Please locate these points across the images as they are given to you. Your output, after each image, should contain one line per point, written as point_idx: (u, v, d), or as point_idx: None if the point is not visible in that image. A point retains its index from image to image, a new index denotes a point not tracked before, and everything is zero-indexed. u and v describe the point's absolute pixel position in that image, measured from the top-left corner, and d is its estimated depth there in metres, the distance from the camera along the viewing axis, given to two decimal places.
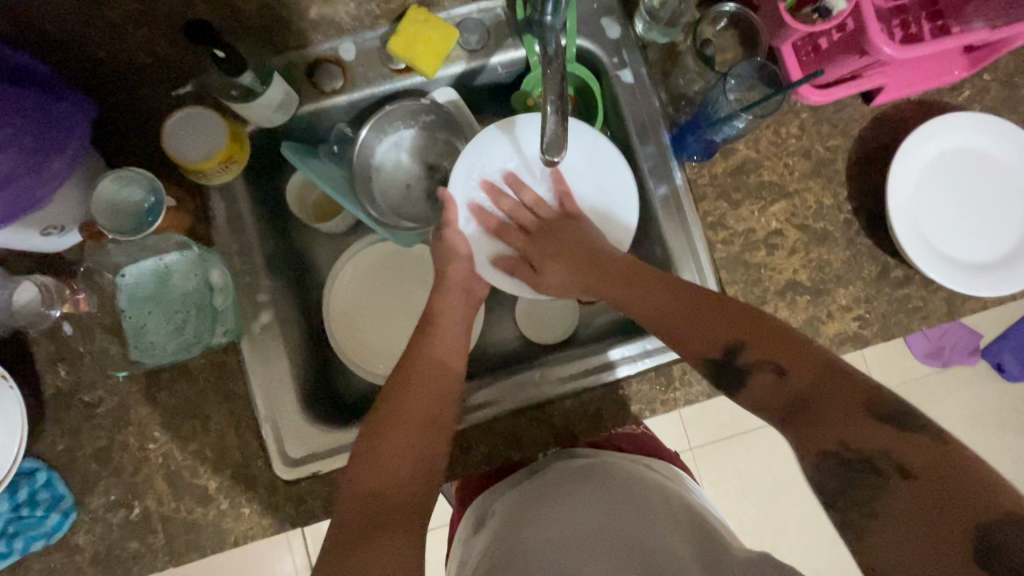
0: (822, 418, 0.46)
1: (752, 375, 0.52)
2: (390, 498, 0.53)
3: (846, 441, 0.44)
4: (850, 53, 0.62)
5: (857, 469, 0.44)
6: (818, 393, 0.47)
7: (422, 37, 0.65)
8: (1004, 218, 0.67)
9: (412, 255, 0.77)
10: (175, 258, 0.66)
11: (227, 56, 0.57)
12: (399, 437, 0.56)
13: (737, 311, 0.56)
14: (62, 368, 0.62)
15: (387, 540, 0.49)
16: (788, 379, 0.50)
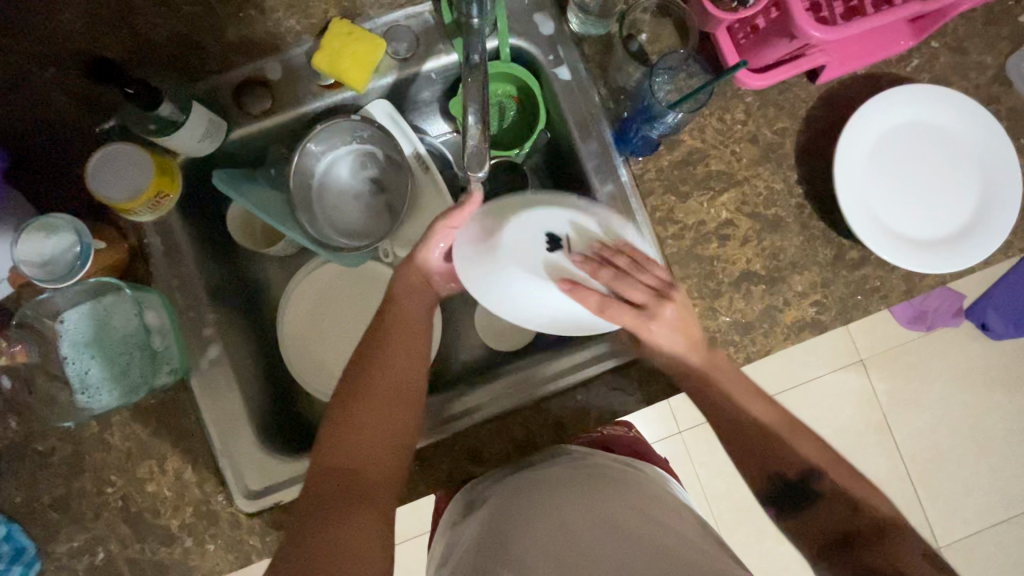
0: (849, 485, 0.54)
1: (823, 476, 0.54)
2: (368, 473, 0.53)
3: (859, 511, 0.52)
4: (782, 37, 0.59)
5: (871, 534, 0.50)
6: (837, 473, 0.54)
7: (347, 50, 0.63)
8: (959, 189, 0.66)
9: (364, 273, 0.75)
10: (111, 300, 0.64)
11: (136, 92, 0.55)
12: (372, 415, 0.55)
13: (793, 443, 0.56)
14: (12, 419, 0.61)
15: (364, 517, 0.50)
16: (857, 515, 0.52)
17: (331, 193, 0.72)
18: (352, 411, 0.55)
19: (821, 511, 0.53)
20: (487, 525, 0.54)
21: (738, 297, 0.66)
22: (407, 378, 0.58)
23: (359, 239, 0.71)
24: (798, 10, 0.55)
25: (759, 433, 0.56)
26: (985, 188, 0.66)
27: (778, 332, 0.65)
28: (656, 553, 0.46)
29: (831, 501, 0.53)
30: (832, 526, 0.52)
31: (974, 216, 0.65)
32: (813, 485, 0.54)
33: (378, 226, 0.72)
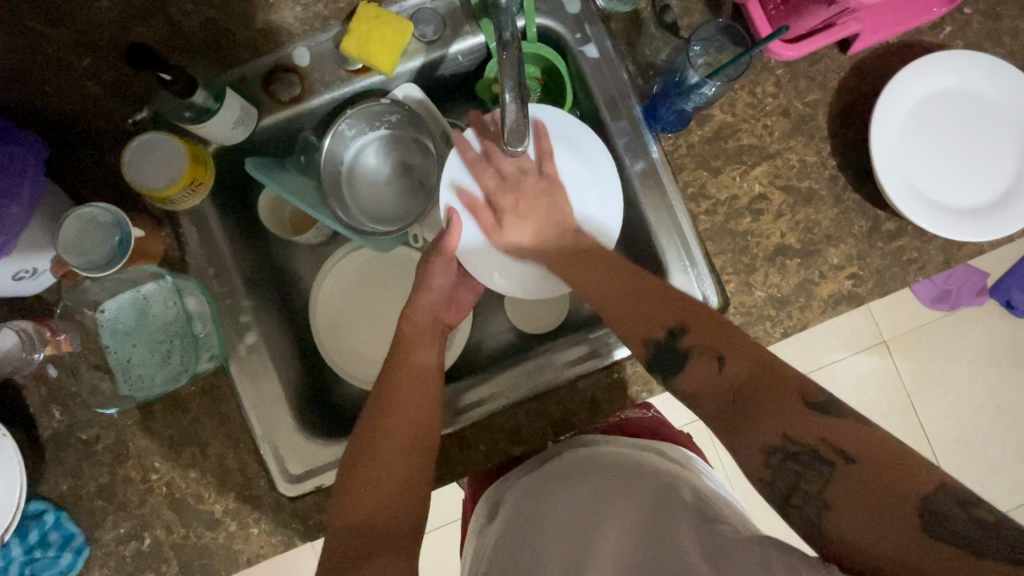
0: (763, 409, 0.44)
1: (693, 359, 0.49)
2: (389, 527, 0.51)
3: (789, 433, 0.42)
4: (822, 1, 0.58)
5: (802, 461, 0.41)
6: (751, 389, 0.45)
7: (375, 33, 0.63)
8: (997, 156, 0.65)
9: (394, 259, 0.76)
10: (152, 288, 0.64)
11: (173, 78, 0.56)
12: (381, 466, 0.53)
13: (678, 295, 0.54)
14: (56, 410, 0.62)
15: (389, 562, 0.48)
16: (735, 369, 0.47)
17: (360, 178, 0.72)
18: (357, 470, 0.53)
19: (698, 367, 0.49)
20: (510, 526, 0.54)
21: (773, 271, 0.66)
22: (405, 423, 0.56)
23: (387, 223, 0.71)
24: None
25: (671, 302, 0.54)
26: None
27: (815, 305, 0.65)
28: (674, 555, 0.43)
29: (699, 360, 0.49)
30: (712, 392, 0.47)
31: (1014, 182, 0.64)
32: (679, 346, 0.50)
33: (407, 211, 0.72)
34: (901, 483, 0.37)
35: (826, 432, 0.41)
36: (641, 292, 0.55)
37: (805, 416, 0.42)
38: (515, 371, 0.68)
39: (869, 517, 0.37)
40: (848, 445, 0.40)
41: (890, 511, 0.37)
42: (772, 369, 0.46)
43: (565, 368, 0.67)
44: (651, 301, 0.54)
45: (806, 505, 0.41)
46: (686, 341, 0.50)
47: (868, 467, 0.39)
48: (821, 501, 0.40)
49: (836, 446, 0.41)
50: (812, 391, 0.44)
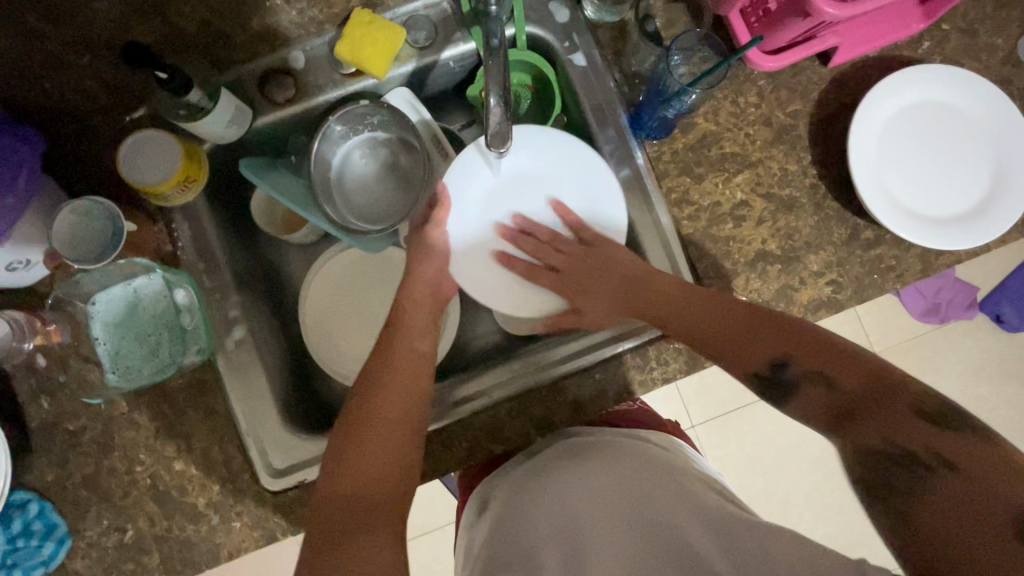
0: (862, 420, 0.48)
1: (804, 388, 0.53)
2: (371, 499, 0.54)
3: (888, 437, 0.46)
4: (794, 14, 0.60)
5: (901, 465, 0.45)
6: (862, 403, 0.49)
7: (369, 38, 0.65)
8: (972, 167, 0.66)
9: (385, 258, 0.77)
10: (143, 282, 0.66)
11: (170, 77, 0.57)
12: (378, 441, 0.56)
13: (801, 328, 0.56)
14: (44, 400, 0.63)
15: (371, 543, 0.50)
16: (843, 389, 0.51)
17: (349, 179, 0.73)
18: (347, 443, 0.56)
19: (810, 392, 0.53)
20: (501, 514, 0.56)
21: (754, 276, 0.67)
22: (400, 407, 0.59)
23: (376, 222, 0.73)
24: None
25: (786, 326, 0.56)
26: (1000, 166, 0.66)
27: (795, 310, 0.66)
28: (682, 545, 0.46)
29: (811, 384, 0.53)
30: (836, 407, 0.51)
31: (990, 191, 0.66)
32: (787, 377, 0.54)
33: (397, 211, 0.73)
34: (1008, 493, 0.40)
35: (932, 439, 0.44)
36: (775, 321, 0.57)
37: (911, 428, 0.45)
38: (504, 369, 0.68)
39: (942, 519, 0.41)
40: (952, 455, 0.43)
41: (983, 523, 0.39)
42: (877, 386, 0.49)
43: (553, 366, 0.68)
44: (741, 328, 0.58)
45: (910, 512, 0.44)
46: (796, 372, 0.53)
47: (966, 477, 0.42)
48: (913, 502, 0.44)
49: (936, 453, 0.44)
50: (924, 404, 0.46)
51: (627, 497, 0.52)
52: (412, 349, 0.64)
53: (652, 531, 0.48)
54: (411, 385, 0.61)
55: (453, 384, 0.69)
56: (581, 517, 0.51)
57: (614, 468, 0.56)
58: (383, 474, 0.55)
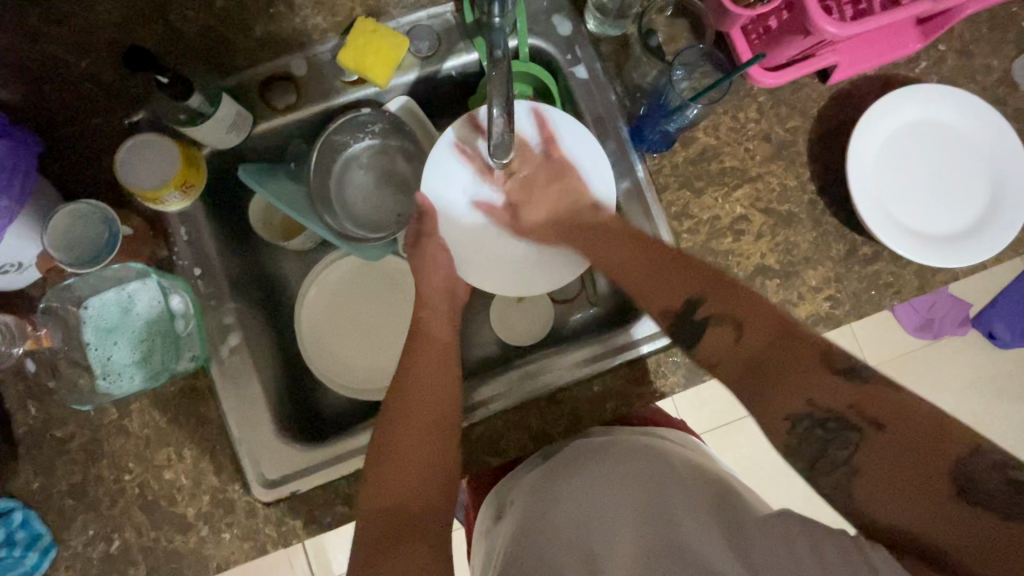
0: (784, 374, 0.48)
1: (708, 329, 0.55)
2: (415, 507, 0.52)
3: (812, 399, 0.46)
4: (796, 34, 0.61)
5: (831, 427, 0.45)
6: (774, 352, 0.50)
7: (372, 47, 0.65)
8: (969, 185, 0.67)
9: (385, 267, 0.76)
10: (137, 287, 0.64)
11: (170, 82, 0.57)
12: (417, 448, 0.55)
13: (704, 272, 0.59)
14: (32, 406, 0.61)
15: (415, 548, 0.48)
16: (744, 339, 0.52)
17: (348, 187, 0.73)
18: (387, 450, 0.55)
19: (715, 334, 0.54)
20: (521, 519, 0.53)
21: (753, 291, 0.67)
22: (434, 409, 0.57)
23: (375, 230, 0.72)
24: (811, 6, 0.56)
25: (700, 275, 0.58)
26: (995, 185, 0.67)
27: None
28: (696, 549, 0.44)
29: (715, 328, 0.54)
30: (733, 359, 0.52)
31: (985, 209, 0.66)
32: (697, 317, 0.56)
33: (396, 218, 0.73)
34: (931, 444, 0.41)
35: (857, 400, 0.45)
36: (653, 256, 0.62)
37: (838, 385, 0.46)
38: (502, 381, 0.68)
39: (893, 497, 0.41)
40: (879, 414, 0.44)
41: (928, 478, 0.41)
42: (788, 329, 0.51)
43: (551, 379, 0.67)
44: (671, 275, 0.59)
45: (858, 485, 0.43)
46: (703, 315, 0.55)
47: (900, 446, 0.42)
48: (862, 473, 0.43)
49: (864, 412, 0.44)
50: (834, 352, 0.48)
51: (648, 498, 0.50)
52: (437, 344, 0.63)
53: (669, 532, 0.46)
54: (444, 388, 0.59)
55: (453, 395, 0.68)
56: (603, 520, 0.49)
57: (653, 470, 0.54)
58: (425, 483, 0.53)
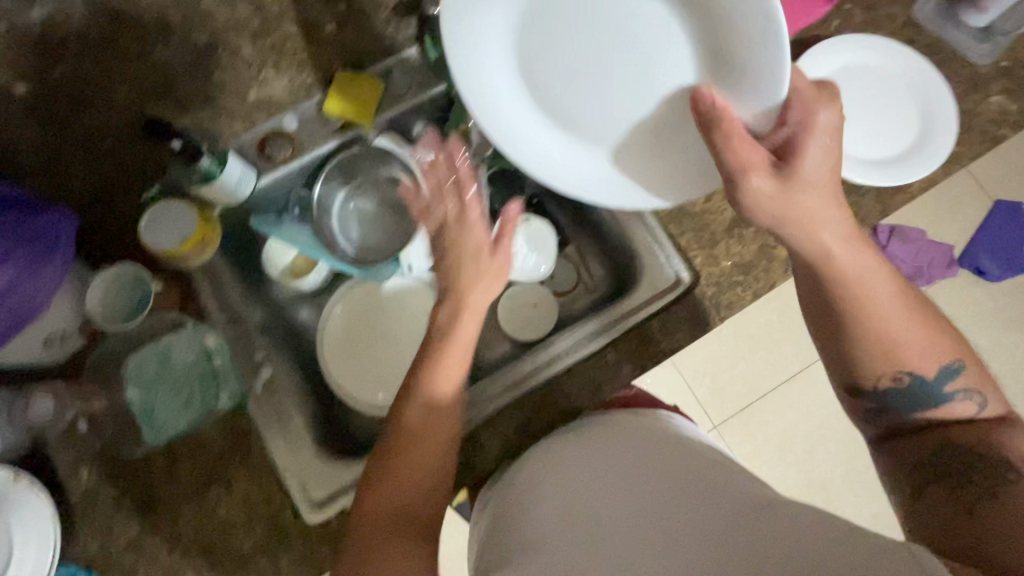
0: (952, 435, 0.50)
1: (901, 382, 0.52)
2: (412, 510, 0.53)
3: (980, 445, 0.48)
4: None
5: (976, 455, 0.47)
6: (986, 436, 0.48)
7: (354, 94, 0.75)
8: (901, 115, 0.75)
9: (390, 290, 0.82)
10: (172, 337, 0.69)
11: (182, 145, 0.65)
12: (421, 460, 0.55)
13: (919, 306, 0.53)
14: (83, 469, 0.64)
15: (399, 549, 0.49)
16: (972, 430, 0.50)
17: (348, 220, 0.79)
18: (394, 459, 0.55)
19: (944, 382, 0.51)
20: (511, 496, 0.57)
21: (734, 242, 0.73)
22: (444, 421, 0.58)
23: (378, 254, 0.79)
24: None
25: (872, 341, 0.52)
26: (924, 114, 0.74)
27: (775, 266, 0.72)
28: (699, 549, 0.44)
29: (958, 399, 0.51)
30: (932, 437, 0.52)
31: (920, 136, 0.74)
32: (911, 385, 0.52)
33: (392, 241, 0.80)
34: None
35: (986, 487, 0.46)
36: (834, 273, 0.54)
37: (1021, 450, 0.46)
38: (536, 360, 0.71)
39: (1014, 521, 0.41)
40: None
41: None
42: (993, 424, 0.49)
43: (567, 355, 0.71)
44: (892, 302, 0.52)
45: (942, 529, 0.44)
46: (951, 385, 0.51)
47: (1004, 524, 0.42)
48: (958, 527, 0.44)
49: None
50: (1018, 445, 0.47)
51: (664, 497, 0.50)
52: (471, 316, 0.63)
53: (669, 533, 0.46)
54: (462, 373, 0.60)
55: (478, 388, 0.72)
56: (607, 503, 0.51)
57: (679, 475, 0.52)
58: (426, 480, 0.55)
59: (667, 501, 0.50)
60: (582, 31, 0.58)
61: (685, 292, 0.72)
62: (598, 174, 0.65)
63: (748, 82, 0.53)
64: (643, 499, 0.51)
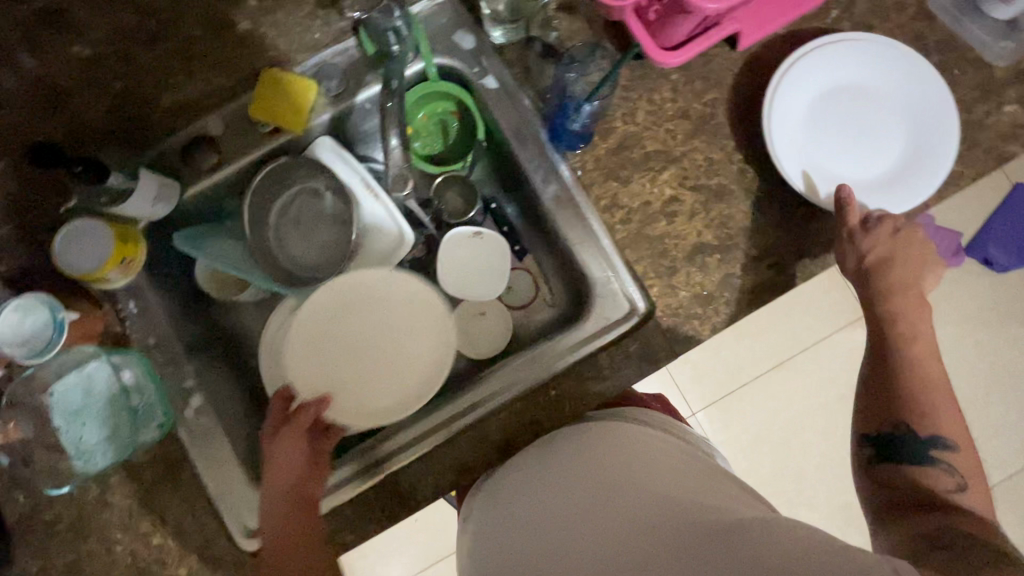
0: (931, 487, 0.57)
1: (920, 473, 0.58)
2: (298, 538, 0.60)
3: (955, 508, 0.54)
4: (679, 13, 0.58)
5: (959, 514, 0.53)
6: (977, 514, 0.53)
7: (281, 96, 0.67)
8: (867, 104, 0.66)
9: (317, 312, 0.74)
10: (96, 368, 0.66)
11: (83, 169, 0.59)
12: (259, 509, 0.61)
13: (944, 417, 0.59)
14: (18, 494, 0.65)
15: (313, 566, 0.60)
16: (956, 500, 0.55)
17: (285, 233, 0.74)
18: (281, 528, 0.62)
19: (938, 475, 0.57)
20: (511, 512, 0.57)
21: (695, 270, 0.67)
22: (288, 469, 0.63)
23: (317, 271, 0.74)
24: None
25: (912, 402, 0.60)
26: (894, 107, 0.66)
27: (738, 299, 0.66)
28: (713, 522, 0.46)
29: (941, 482, 0.57)
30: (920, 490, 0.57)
31: (872, 134, 0.66)
32: (905, 455, 0.59)
33: (330, 256, 0.74)
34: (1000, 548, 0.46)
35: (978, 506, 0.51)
36: (926, 384, 0.61)
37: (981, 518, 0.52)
38: (476, 392, 0.67)
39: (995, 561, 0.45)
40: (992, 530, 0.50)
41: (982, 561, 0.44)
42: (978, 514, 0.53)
43: (510, 388, 0.67)
44: (940, 398, 0.60)
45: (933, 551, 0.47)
46: (939, 453, 0.58)
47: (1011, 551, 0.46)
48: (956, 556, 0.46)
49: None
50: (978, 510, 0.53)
51: (660, 483, 0.52)
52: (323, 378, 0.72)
53: (678, 513, 0.48)
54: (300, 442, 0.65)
55: (425, 414, 0.69)
56: (604, 505, 0.51)
57: (664, 468, 0.55)
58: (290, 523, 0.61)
59: (662, 486, 0.52)
60: (832, 117, 0.66)
61: (638, 324, 0.67)
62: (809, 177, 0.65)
63: (903, 194, 0.64)
64: (633, 489, 0.52)
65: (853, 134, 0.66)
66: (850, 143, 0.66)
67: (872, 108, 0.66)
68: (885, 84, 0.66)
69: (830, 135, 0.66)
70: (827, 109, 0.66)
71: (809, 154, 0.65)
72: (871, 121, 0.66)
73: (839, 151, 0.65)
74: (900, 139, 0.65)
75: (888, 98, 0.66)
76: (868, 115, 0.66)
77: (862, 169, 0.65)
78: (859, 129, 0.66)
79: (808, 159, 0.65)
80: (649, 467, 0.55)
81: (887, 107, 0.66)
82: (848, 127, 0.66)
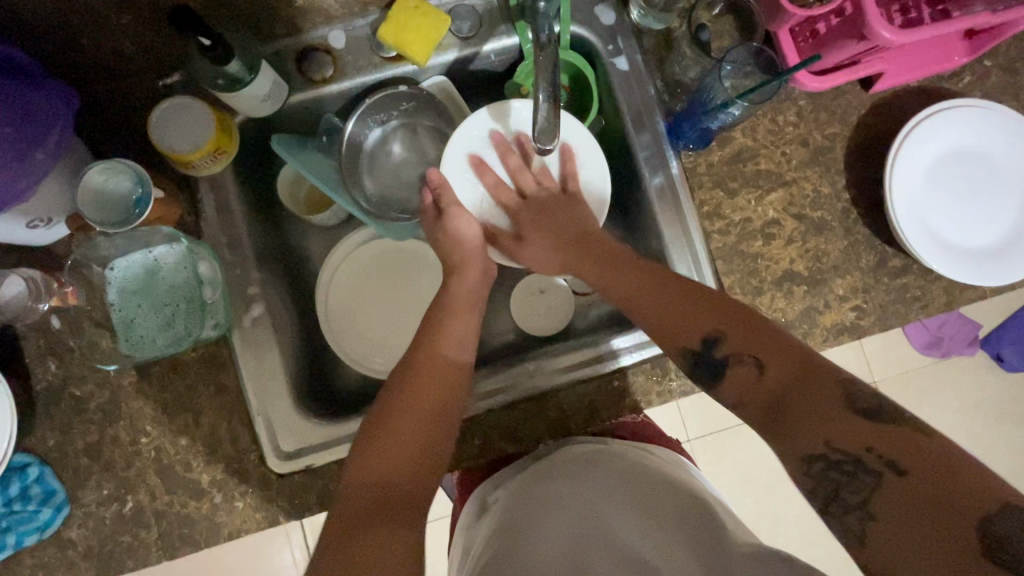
0: (798, 423, 0.43)
1: (730, 367, 0.50)
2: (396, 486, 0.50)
3: (831, 441, 0.42)
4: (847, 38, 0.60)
5: (843, 471, 0.41)
6: (791, 397, 0.45)
7: (413, 23, 0.64)
8: (984, 176, 0.67)
9: (383, 250, 0.75)
10: (164, 250, 0.66)
11: (212, 45, 0.56)
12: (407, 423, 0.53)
13: (733, 308, 0.53)
14: (51, 363, 0.62)
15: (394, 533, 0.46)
16: (766, 375, 0.48)
17: (374, 164, 0.72)
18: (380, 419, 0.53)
19: (733, 376, 0.49)
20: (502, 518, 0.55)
21: (780, 295, 0.67)
22: (434, 386, 0.56)
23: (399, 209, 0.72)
24: (869, 9, 0.56)
25: (670, 313, 0.55)
26: (1007, 187, 0.67)
27: (817, 333, 0.66)
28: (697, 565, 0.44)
29: (739, 366, 0.49)
30: (750, 398, 0.48)
31: (980, 205, 0.66)
32: (716, 355, 0.51)
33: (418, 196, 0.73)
34: (950, 488, 0.36)
35: (872, 438, 0.40)
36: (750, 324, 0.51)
37: (850, 423, 0.41)
38: (537, 361, 0.69)
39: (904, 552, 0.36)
40: (901, 458, 0.39)
41: (940, 531, 0.35)
42: (807, 366, 0.46)
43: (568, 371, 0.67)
44: (711, 313, 0.53)
45: (845, 514, 0.40)
46: (726, 351, 0.50)
47: (920, 480, 0.37)
48: (863, 512, 0.39)
49: (883, 456, 0.39)
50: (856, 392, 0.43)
51: (651, 529, 0.49)
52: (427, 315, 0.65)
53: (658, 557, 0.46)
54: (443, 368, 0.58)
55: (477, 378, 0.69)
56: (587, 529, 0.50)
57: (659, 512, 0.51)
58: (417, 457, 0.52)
59: (654, 530, 0.49)
60: (948, 178, 0.67)
61: None
62: (915, 228, 0.65)
63: (996, 268, 0.65)
64: (626, 530, 0.50)
65: (963, 199, 0.66)
66: (957, 206, 0.66)
67: (986, 181, 0.67)
68: (1004, 163, 0.67)
69: (942, 194, 0.66)
70: (946, 170, 0.67)
71: (920, 208, 0.66)
72: (987, 191, 0.67)
73: (945, 212, 0.66)
74: (1005, 216, 0.66)
75: (1004, 177, 0.67)
76: (982, 187, 0.67)
77: (962, 232, 0.66)
78: (970, 196, 0.67)
79: (915, 210, 0.65)
80: (645, 513, 0.51)
81: (1000, 183, 0.67)
82: (961, 192, 0.67)
